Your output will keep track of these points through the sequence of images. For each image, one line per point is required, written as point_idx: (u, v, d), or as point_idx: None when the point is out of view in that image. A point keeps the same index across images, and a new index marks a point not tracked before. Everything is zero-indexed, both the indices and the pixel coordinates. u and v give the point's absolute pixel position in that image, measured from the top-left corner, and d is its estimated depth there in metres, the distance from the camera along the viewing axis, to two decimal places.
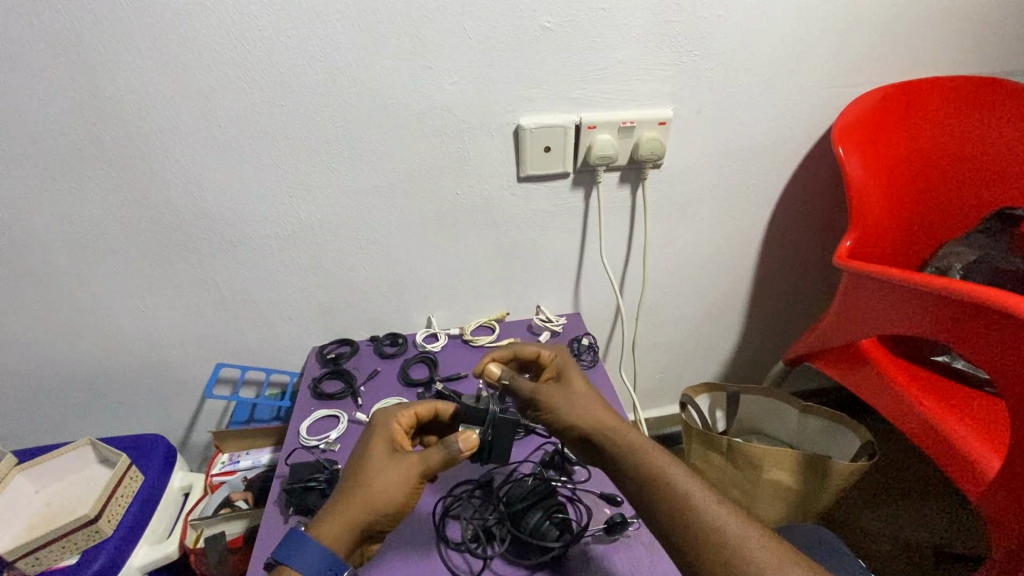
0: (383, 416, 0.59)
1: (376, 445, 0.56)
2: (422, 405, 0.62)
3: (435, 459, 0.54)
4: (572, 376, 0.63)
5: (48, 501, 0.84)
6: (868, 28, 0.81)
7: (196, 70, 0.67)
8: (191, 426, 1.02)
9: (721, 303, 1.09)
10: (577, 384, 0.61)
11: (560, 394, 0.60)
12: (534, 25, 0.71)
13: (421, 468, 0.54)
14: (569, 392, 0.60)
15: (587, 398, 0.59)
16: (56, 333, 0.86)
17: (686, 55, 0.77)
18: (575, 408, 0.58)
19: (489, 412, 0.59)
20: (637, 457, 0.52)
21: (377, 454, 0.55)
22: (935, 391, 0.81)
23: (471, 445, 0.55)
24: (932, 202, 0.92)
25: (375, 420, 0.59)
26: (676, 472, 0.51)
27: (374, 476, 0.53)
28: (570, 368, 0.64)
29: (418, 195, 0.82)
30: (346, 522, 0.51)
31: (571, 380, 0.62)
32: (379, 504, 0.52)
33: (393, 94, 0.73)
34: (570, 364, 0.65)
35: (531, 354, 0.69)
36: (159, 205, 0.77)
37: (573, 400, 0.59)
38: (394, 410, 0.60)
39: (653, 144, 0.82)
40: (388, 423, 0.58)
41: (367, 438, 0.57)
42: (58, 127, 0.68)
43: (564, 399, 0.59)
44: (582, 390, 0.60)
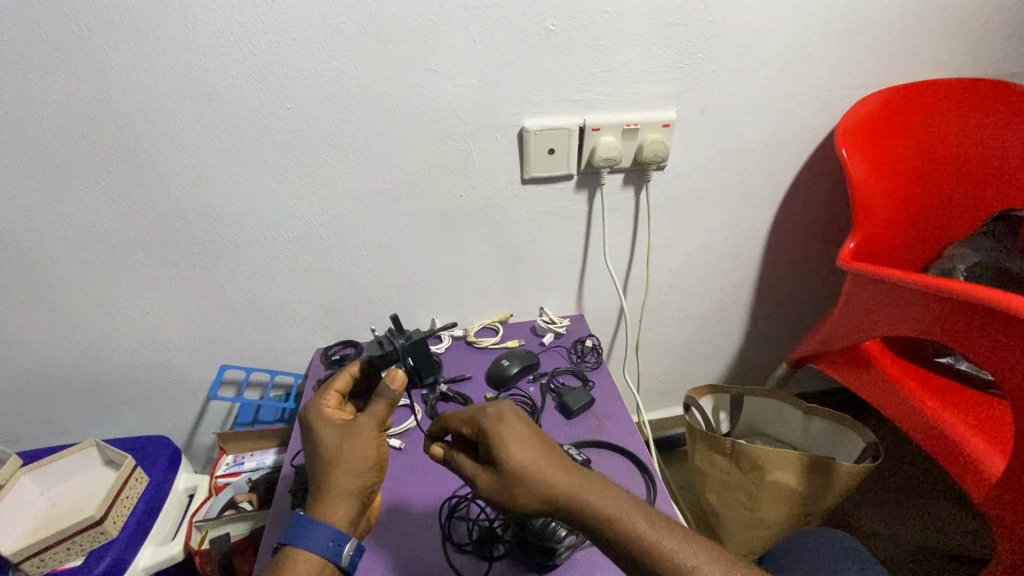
0: (310, 412, 0.57)
1: (321, 438, 0.54)
2: (338, 379, 0.61)
3: (380, 412, 0.53)
4: (507, 461, 0.47)
5: (54, 502, 0.84)
6: (870, 30, 0.81)
7: (203, 74, 0.68)
8: (195, 428, 1.02)
9: (724, 304, 1.09)
10: (516, 473, 0.47)
11: (499, 486, 0.48)
12: (539, 29, 0.71)
13: (374, 421, 0.54)
14: (507, 487, 0.47)
15: (535, 487, 0.46)
16: (62, 334, 0.86)
17: (689, 58, 0.78)
18: (520, 502, 0.47)
19: (397, 343, 0.59)
20: (617, 542, 0.44)
21: (327, 440, 0.54)
22: (937, 392, 0.82)
23: (402, 380, 0.52)
24: (936, 204, 0.92)
25: (305, 418, 0.57)
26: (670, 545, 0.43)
27: (338, 458, 0.52)
28: (500, 445, 0.48)
29: (423, 197, 0.83)
30: (339, 500, 0.51)
31: (504, 468, 0.47)
32: (360, 472, 0.52)
33: (398, 97, 0.73)
34: (501, 437, 0.48)
35: (459, 422, 0.53)
36: (165, 208, 0.77)
37: (516, 493, 0.47)
38: (317, 400, 0.58)
39: (657, 146, 0.82)
40: (317, 414, 0.56)
41: (308, 439, 0.55)
42: (64, 130, 0.69)
43: (506, 487, 0.48)
44: (526, 478, 0.47)
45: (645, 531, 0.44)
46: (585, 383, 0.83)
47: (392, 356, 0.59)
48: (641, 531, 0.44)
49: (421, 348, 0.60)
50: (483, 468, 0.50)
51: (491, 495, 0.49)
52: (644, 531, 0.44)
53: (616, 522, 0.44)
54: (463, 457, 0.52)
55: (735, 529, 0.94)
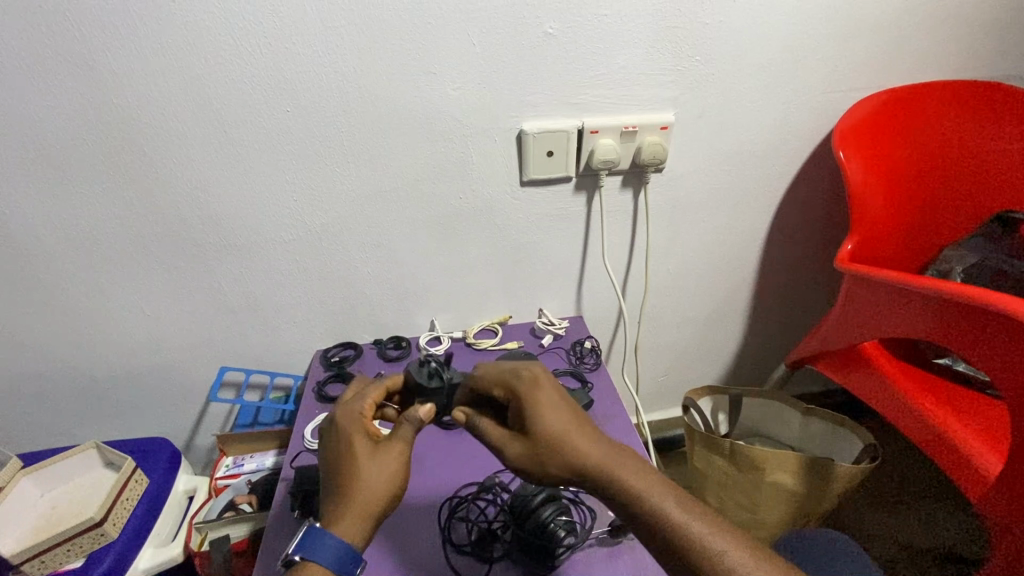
0: (343, 414, 0.58)
1: (352, 445, 0.54)
2: (372, 390, 0.61)
3: (409, 436, 0.56)
4: (537, 425, 0.52)
5: (54, 504, 0.84)
6: (866, 33, 0.82)
7: (204, 77, 0.68)
8: (194, 430, 1.02)
9: (723, 305, 1.10)
10: (547, 436, 0.51)
11: (526, 450, 0.52)
12: (537, 32, 0.72)
13: (403, 445, 0.55)
14: (535, 450, 0.51)
15: (560, 452, 0.51)
16: (61, 336, 0.86)
17: (687, 60, 0.78)
18: (545, 467, 0.51)
19: (449, 381, 0.61)
20: (635, 506, 0.48)
21: (357, 449, 0.54)
22: (934, 392, 0.82)
23: (429, 413, 0.56)
24: (933, 205, 0.92)
25: (337, 420, 0.57)
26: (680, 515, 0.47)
27: (368, 477, 0.52)
28: (535, 408, 0.52)
29: (422, 199, 0.83)
30: (353, 518, 0.51)
31: (536, 429, 0.52)
32: (385, 494, 0.52)
33: (397, 100, 0.74)
34: (534, 398, 0.53)
35: (490, 384, 0.57)
36: (166, 210, 0.77)
37: (543, 457, 0.51)
38: (352, 403, 0.59)
39: (655, 148, 0.83)
40: (350, 418, 0.57)
41: (336, 444, 0.55)
42: (64, 133, 0.69)
43: (536, 453, 0.51)
44: (554, 444, 0.51)
45: (661, 498, 0.48)
46: (584, 385, 0.83)
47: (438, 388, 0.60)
48: (657, 496, 0.48)
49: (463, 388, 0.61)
50: (510, 436, 0.54)
51: (517, 459, 0.53)
52: (660, 494, 0.48)
53: (633, 489, 0.48)
54: (490, 425, 0.56)
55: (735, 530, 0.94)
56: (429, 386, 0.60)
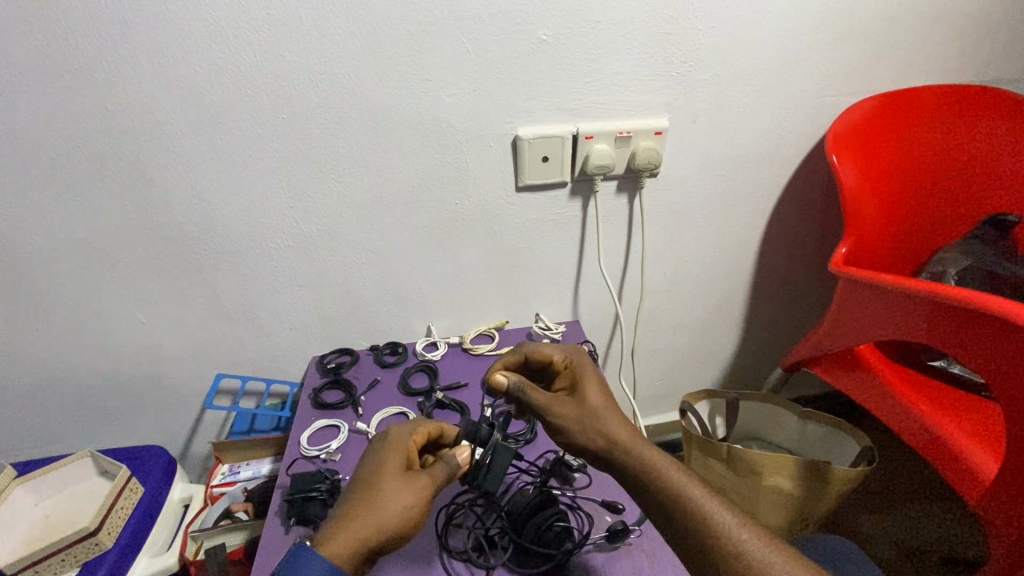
0: (397, 435, 0.59)
1: (383, 463, 0.56)
2: (431, 422, 0.63)
3: (439, 476, 0.56)
4: (586, 388, 0.61)
5: (49, 513, 0.83)
6: (858, 39, 0.82)
7: (199, 84, 0.68)
8: (191, 437, 1.02)
9: (719, 309, 1.10)
10: (594, 400, 0.59)
11: (573, 408, 0.59)
12: (531, 39, 0.72)
13: (431, 484, 0.55)
14: (582, 410, 0.59)
15: (602, 413, 0.58)
16: (56, 343, 0.86)
17: (679, 66, 0.79)
18: (588, 425, 0.57)
19: (493, 437, 0.61)
20: (652, 481, 0.52)
21: (391, 470, 0.55)
22: (927, 394, 0.82)
23: (466, 462, 0.59)
24: (927, 208, 0.93)
25: (389, 437, 0.59)
26: (698, 492, 0.50)
27: (384, 498, 0.53)
28: (586, 376, 0.63)
29: (417, 204, 0.83)
30: (353, 537, 0.50)
31: (587, 394, 0.60)
32: (390, 523, 0.52)
33: (392, 106, 0.74)
34: (585, 373, 0.63)
35: (544, 358, 0.67)
36: (161, 217, 0.77)
37: (587, 413, 0.58)
38: (405, 427, 0.61)
39: (650, 154, 0.83)
40: (398, 439, 0.59)
41: (374, 458, 0.57)
42: (60, 139, 0.69)
43: (581, 414, 0.58)
44: (600, 409, 0.58)
45: (686, 478, 0.51)
46: None
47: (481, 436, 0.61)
48: (676, 475, 0.52)
49: (506, 455, 0.60)
50: (557, 399, 0.61)
51: (564, 418, 0.59)
52: (682, 473, 0.52)
53: (659, 456, 0.54)
54: (536, 390, 0.63)
55: None
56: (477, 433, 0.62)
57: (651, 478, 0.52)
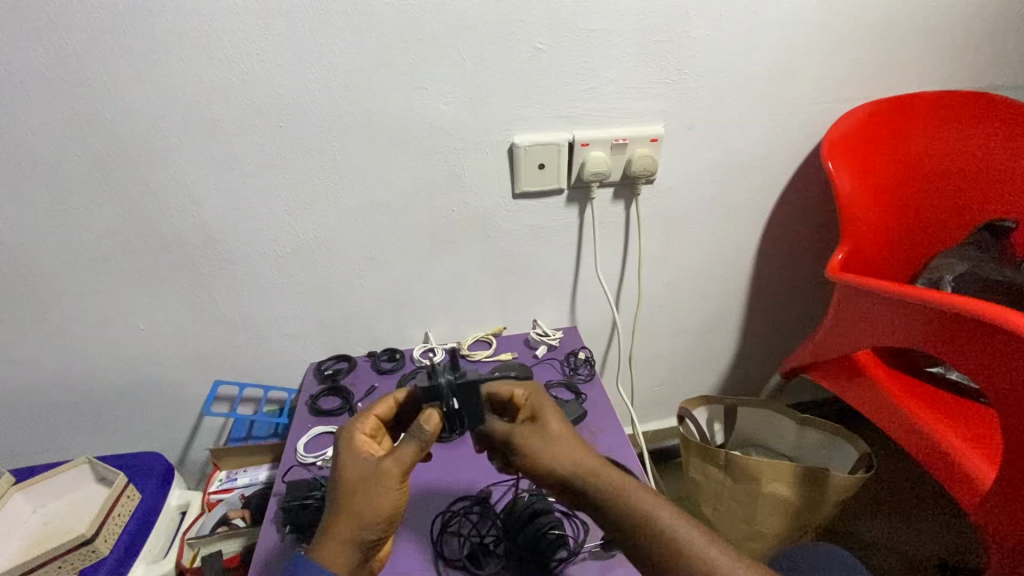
0: (347, 435, 0.56)
1: (342, 467, 0.53)
2: (379, 404, 0.60)
3: (404, 457, 0.53)
4: (549, 419, 0.57)
5: (45, 520, 0.84)
6: (853, 45, 0.83)
7: (198, 93, 0.69)
8: (189, 443, 1.02)
9: (717, 315, 1.10)
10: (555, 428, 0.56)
11: (536, 437, 0.55)
12: (527, 48, 0.73)
13: (399, 469, 0.52)
14: (545, 438, 0.55)
15: (570, 448, 0.54)
16: (55, 349, 0.86)
17: (676, 73, 0.79)
18: (554, 454, 0.54)
19: (440, 383, 0.55)
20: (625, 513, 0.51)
21: (348, 470, 0.53)
22: (924, 401, 0.82)
23: (434, 428, 0.52)
24: (923, 214, 0.93)
25: (339, 438, 0.56)
26: (669, 520, 0.50)
27: (352, 497, 0.52)
28: (546, 408, 0.58)
29: (415, 211, 0.84)
30: (347, 540, 0.51)
31: (548, 424, 0.56)
32: (365, 519, 0.51)
33: (388, 113, 0.75)
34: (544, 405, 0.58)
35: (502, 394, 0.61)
36: (160, 225, 0.78)
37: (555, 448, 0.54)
38: (354, 422, 0.57)
39: (646, 160, 0.84)
40: (349, 438, 0.56)
41: (336, 461, 0.54)
42: (60, 148, 0.70)
43: (545, 444, 0.54)
44: (562, 435, 0.55)
45: (661, 508, 0.51)
46: (578, 397, 0.82)
47: (435, 390, 0.55)
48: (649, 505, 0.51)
49: (471, 390, 0.55)
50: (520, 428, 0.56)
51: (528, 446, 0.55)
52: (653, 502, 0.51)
53: (630, 484, 0.52)
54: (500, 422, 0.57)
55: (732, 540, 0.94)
56: (429, 390, 0.55)
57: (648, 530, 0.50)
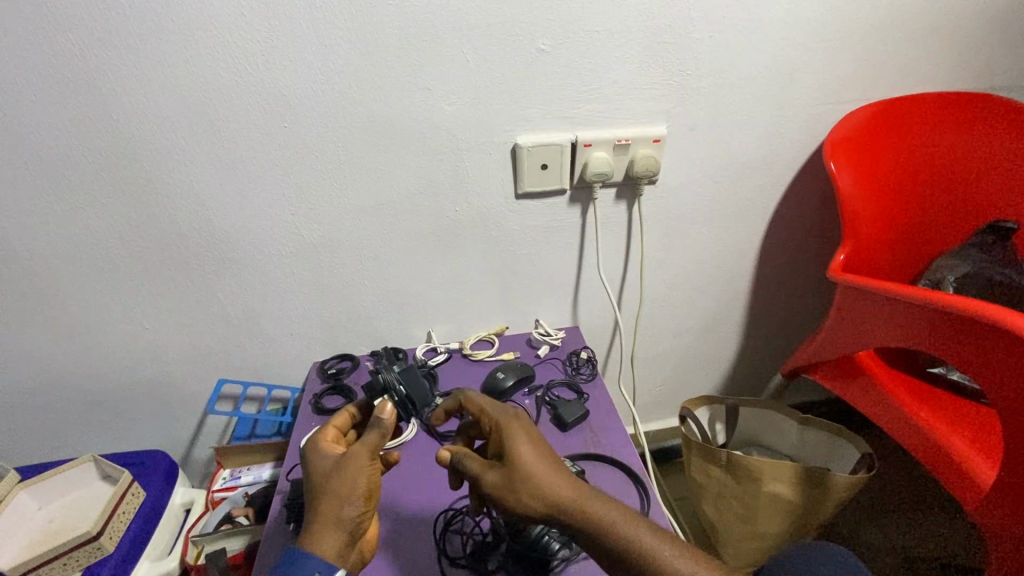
0: (310, 445, 0.56)
1: (314, 471, 0.54)
2: (336, 415, 0.61)
3: (371, 441, 0.54)
4: (516, 454, 0.53)
5: (50, 517, 0.84)
6: (856, 46, 0.83)
7: (204, 94, 0.70)
8: (193, 441, 1.02)
9: (719, 315, 1.10)
10: (520, 466, 0.52)
11: (502, 480, 0.52)
12: (531, 49, 0.73)
13: (367, 449, 0.54)
14: (510, 482, 0.52)
15: (539, 482, 0.51)
16: (61, 347, 0.87)
17: (678, 74, 0.79)
18: (520, 496, 0.51)
19: (385, 377, 0.62)
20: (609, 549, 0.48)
21: (322, 468, 0.54)
22: (926, 402, 0.82)
23: (389, 412, 0.57)
24: (925, 215, 0.93)
25: (304, 449, 0.57)
26: (654, 549, 0.47)
27: (329, 488, 0.52)
28: (511, 440, 0.54)
29: (418, 211, 0.84)
30: (331, 525, 0.51)
31: (512, 462, 0.52)
32: (347, 502, 0.52)
33: (392, 114, 0.75)
34: (511, 438, 0.54)
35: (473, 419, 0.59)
36: (165, 224, 0.78)
37: (522, 487, 0.51)
38: (315, 433, 0.58)
39: (649, 161, 0.84)
40: (313, 446, 0.56)
41: (306, 466, 0.55)
42: (66, 147, 0.70)
43: (510, 487, 0.51)
44: (531, 471, 0.52)
45: (646, 541, 0.48)
46: (581, 396, 0.83)
47: (381, 387, 0.62)
48: (634, 540, 0.48)
49: (414, 377, 0.64)
50: (488, 466, 0.54)
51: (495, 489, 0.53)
52: (636, 536, 0.48)
53: (608, 522, 0.49)
54: (471, 457, 0.56)
55: (733, 540, 0.94)
56: (375, 387, 0.62)
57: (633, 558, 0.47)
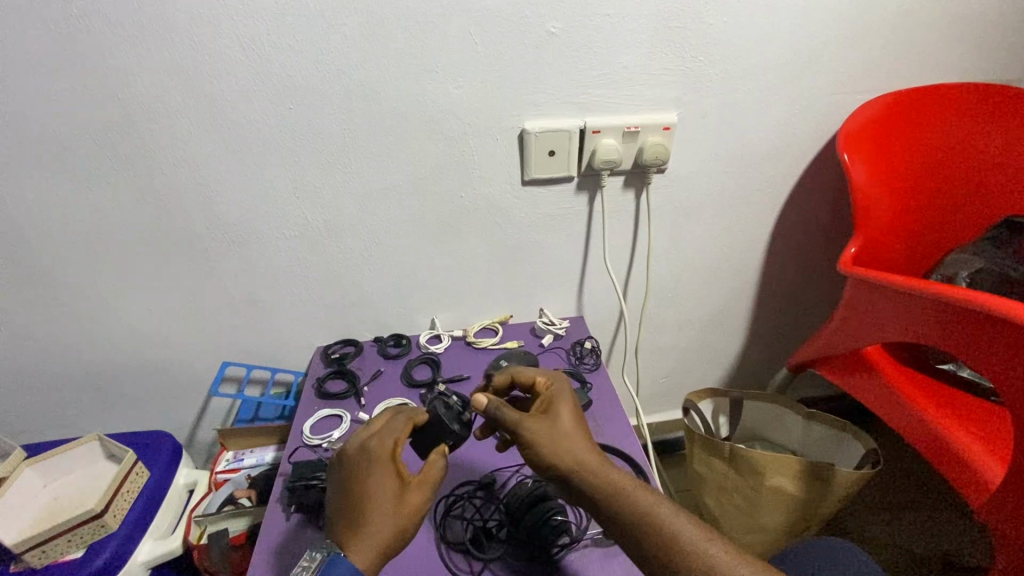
0: (378, 451, 0.55)
1: (375, 486, 0.53)
2: (402, 420, 0.59)
3: (432, 481, 0.55)
4: (561, 411, 0.56)
5: (55, 495, 0.85)
6: (875, 33, 0.81)
7: (208, 74, 0.69)
8: (197, 423, 1.03)
9: (725, 307, 1.09)
10: (562, 420, 0.55)
11: (547, 428, 0.54)
12: (540, 32, 0.72)
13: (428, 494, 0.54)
14: (554, 431, 0.54)
15: (572, 439, 0.54)
16: (65, 327, 0.87)
17: (691, 61, 0.78)
18: (557, 445, 0.53)
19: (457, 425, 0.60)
20: (626, 511, 0.50)
21: (385, 489, 0.53)
22: (934, 398, 0.81)
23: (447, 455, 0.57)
24: (939, 210, 0.91)
25: (370, 456, 0.55)
26: (666, 512, 0.50)
27: (387, 514, 0.52)
28: (560, 399, 0.57)
29: (423, 196, 0.83)
30: (381, 550, 0.51)
31: (557, 413, 0.56)
32: (399, 534, 0.52)
33: (398, 97, 0.74)
34: (561, 396, 0.58)
35: (528, 379, 0.63)
36: (169, 206, 0.78)
37: (562, 440, 0.53)
38: (381, 439, 0.56)
39: (658, 149, 0.82)
40: (380, 455, 0.55)
41: (367, 477, 0.54)
42: (70, 126, 0.70)
43: (551, 436, 0.54)
44: (569, 425, 0.55)
45: (660, 506, 0.50)
46: (584, 386, 0.82)
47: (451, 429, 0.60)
48: (649, 502, 0.50)
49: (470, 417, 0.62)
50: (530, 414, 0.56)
51: (535, 433, 0.54)
52: (650, 499, 0.50)
53: (629, 479, 0.52)
54: (510, 408, 0.57)
55: (735, 533, 0.94)
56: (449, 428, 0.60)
57: (647, 519, 0.49)
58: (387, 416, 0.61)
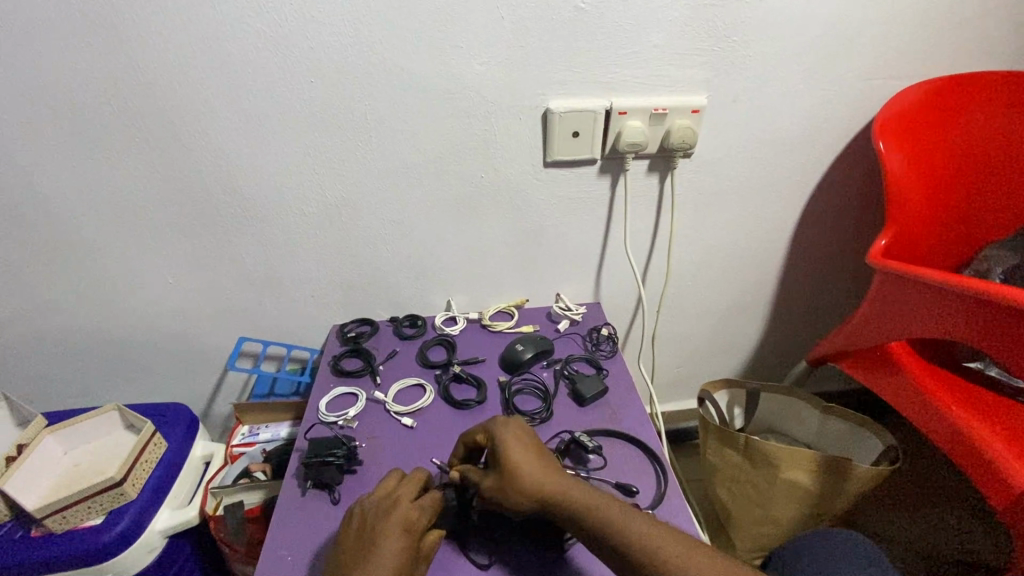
0: (411, 520, 0.54)
1: (395, 553, 0.51)
2: (432, 497, 0.57)
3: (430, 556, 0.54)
4: (508, 454, 0.56)
5: (75, 462, 0.86)
6: (918, 16, 0.77)
7: (229, 44, 0.67)
8: (213, 397, 1.04)
9: (745, 297, 1.07)
10: (511, 462, 0.55)
11: (496, 481, 0.55)
12: (568, 7, 0.70)
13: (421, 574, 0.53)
14: (503, 483, 0.55)
15: (528, 478, 0.54)
16: (86, 298, 0.88)
17: (722, 41, 0.75)
18: (512, 494, 0.54)
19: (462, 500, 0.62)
20: (597, 530, 0.51)
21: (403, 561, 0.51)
22: (959, 393, 0.79)
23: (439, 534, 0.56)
24: (976, 203, 0.88)
25: (408, 526, 0.53)
26: (631, 522, 0.51)
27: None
28: (503, 442, 0.57)
29: (443, 175, 0.82)
30: None
31: (503, 458, 0.56)
32: None
33: (420, 72, 0.72)
34: (501, 437, 0.57)
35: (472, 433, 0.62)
36: (189, 179, 0.78)
37: (514, 486, 0.54)
38: (417, 510, 0.55)
39: (685, 132, 0.80)
40: (411, 525, 0.54)
41: (397, 546, 0.52)
42: (92, 96, 0.69)
43: (504, 490, 0.54)
44: (519, 464, 0.55)
45: (623, 515, 0.52)
46: (600, 372, 0.82)
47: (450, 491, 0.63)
48: (614, 516, 0.51)
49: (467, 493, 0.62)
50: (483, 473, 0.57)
51: (490, 490, 0.55)
52: (615, 513, 0.52)
53: (592, 499, 0.53)
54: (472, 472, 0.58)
55: (748, 525, 0.93)
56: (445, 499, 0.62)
57: (615, 533, 0.50)
58: (406, 483, 0.59)
